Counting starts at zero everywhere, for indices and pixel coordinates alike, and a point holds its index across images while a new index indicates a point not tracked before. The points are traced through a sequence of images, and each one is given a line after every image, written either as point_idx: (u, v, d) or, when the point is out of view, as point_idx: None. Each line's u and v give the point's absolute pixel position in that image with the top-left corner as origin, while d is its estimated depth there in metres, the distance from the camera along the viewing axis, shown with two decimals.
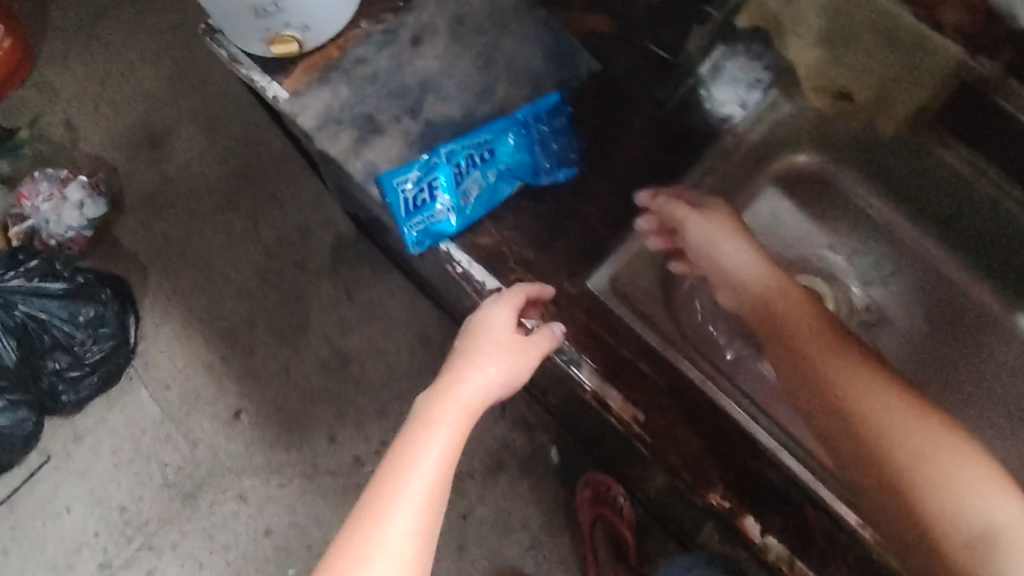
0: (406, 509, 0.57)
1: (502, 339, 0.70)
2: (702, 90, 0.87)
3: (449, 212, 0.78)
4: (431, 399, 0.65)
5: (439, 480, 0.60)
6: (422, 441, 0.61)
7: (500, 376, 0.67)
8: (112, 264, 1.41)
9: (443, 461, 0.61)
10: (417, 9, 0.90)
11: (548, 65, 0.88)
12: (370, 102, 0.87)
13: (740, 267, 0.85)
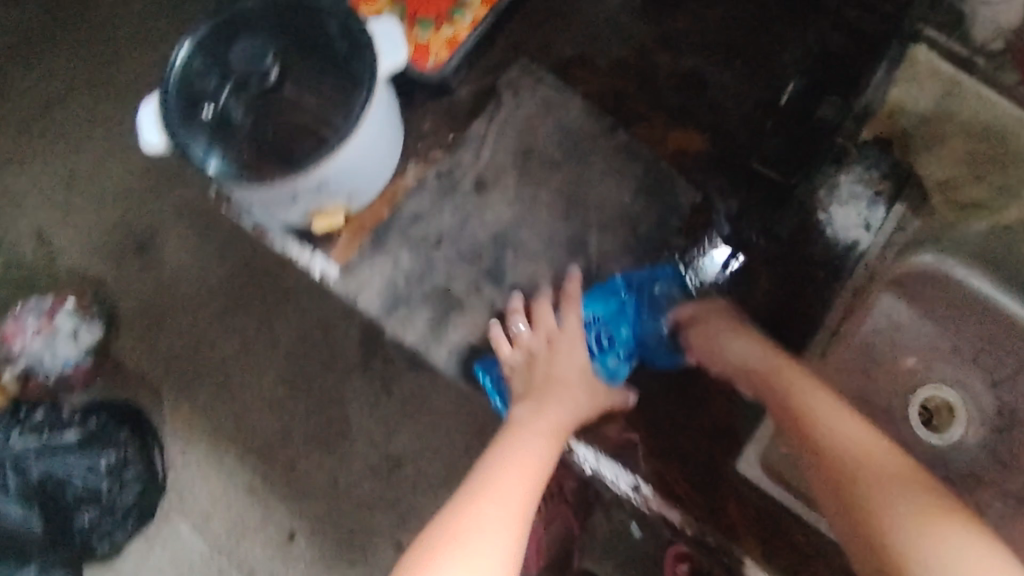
0: (506, 502, 0.52)
1: (579, 373, 0.67)
2: (821, 213, 0.72)
3: None
4: (516, 421, 0.61)
5: (536, 485, 0.54)
6: (506, 466, 0.55)
7: (571, 413, 0.63)
8: (116, 390, 1.02)
9: (527, 482, 0.54)
10: (472, 147, 0.78)
11: (640, 199, 0.76)
12: (441, 270, 0.75)
13: (733, 355, 0.64)
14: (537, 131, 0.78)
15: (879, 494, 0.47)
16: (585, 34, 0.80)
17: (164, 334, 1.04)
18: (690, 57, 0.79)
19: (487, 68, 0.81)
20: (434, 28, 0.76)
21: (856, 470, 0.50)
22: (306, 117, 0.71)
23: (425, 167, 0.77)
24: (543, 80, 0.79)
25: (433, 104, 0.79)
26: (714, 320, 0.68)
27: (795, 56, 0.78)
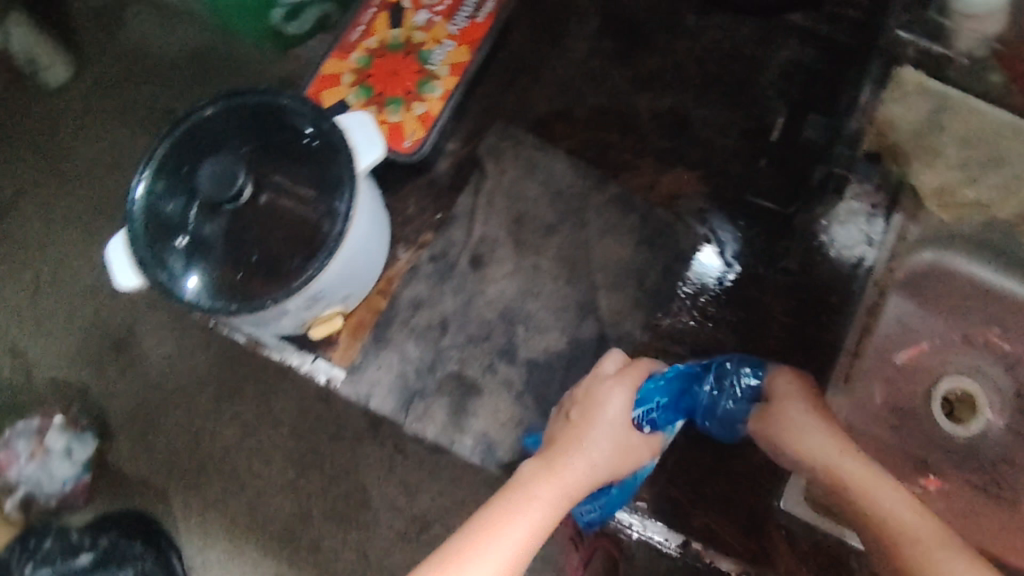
0: (490, 558, 0.50)
1: (613, 431, 0.62)
2: (823, 235, 0.74)
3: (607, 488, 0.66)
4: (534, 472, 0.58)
5: (529, 541, 0.52)
6: (512, 513, 0.53)
7: (599, 464, 0.60)
8: (117, 506, 0.81)
9: (530, 533, 0.53)
10: (464, 224, 0.76)
11: (642, 249, 0.74)
12: (452, 355, 0.73)
13: (800, 439, 0.58)
14: (525, 197, 0.76)
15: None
16: (558, 86, 0.79)
17: (165, 440, 0.82)
18: (667, 96, 0.78)
19: (466, 135, 0.78)
20: (404, 107, 0.75)
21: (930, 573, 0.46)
22: (300, 226, 0.68)
23: (417, 250, 0.76)
24: (523, 143, 0.78)
25: (415, 181, 0.77)
26: (780, 394, 0.62)
27: (774, 77, 0.77)
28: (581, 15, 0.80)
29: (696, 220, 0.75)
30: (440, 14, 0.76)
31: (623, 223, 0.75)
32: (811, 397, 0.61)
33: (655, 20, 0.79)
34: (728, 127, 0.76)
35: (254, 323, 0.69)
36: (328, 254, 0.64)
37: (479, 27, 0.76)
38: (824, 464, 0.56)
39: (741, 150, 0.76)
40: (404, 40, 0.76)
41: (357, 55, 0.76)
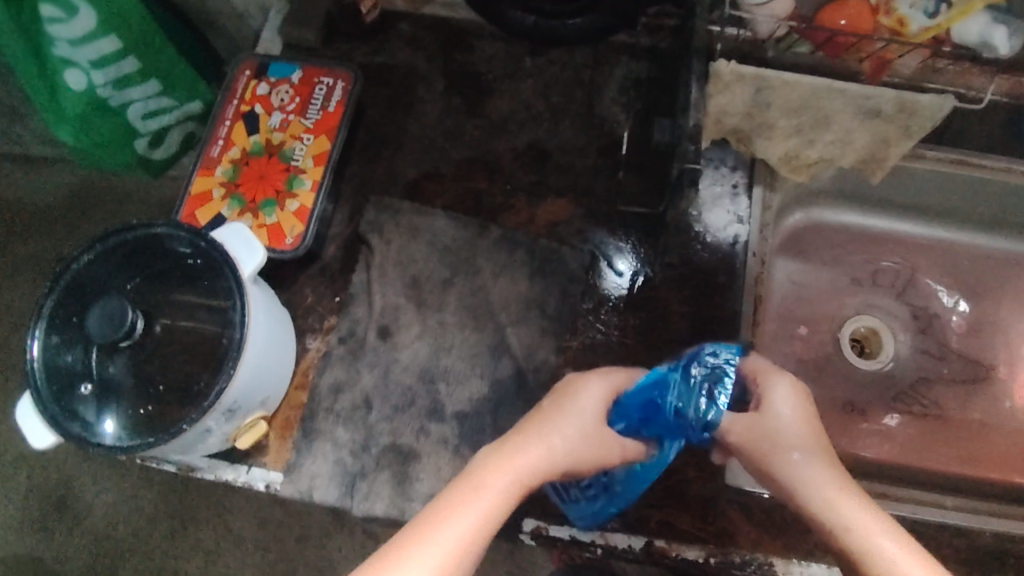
0: (434, 555, 0.45)
1: (587, 417, 0.58)
2: (697, 225, 0.78)
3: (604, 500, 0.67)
4: (489, 458, 0.53)
5: (478, 534, 0.47)
6: (461, 504, 0.49)
7: (562, 451, 0.56)
8: None
9: (478, 527, 0.47)
10: (363, 299, 0.77)
11: (536, 280, 0.77)
12: (383, 429, 0.74)
13: (786, 446, 0.55)
14: (415, 259, 0.78)
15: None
16: (420, 150, 0.82)
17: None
18: (523, 134, 0.82)
19: (345, 217, 0.81)
20: (279, 207, 0.76)
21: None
22: (209, 339, 0.70)
23: (325, 336, 0.77)
24: (401, 210, 0.80)
25: (308, 273, 0.78)
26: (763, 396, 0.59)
27: (614, 94, 0.82)
28: (426, 80, 0.84)
29: (578, 239, 0.79)
30: (292, 112, 0.80)
31: (512, 259, 0.78)
32: (796, 400, 0.58)
33: (493, 68, 0.84)
34: (585, 149, 0.81)
35: (178, 451, 0.70)
36: (234, 364, 0.65)
37: (332, 114, 0.79)
38: (804, 474, 0.53)
39: (601, 167, 0.81)
40: (264, 144, 0.79)
41: (222, 168, 0.78)
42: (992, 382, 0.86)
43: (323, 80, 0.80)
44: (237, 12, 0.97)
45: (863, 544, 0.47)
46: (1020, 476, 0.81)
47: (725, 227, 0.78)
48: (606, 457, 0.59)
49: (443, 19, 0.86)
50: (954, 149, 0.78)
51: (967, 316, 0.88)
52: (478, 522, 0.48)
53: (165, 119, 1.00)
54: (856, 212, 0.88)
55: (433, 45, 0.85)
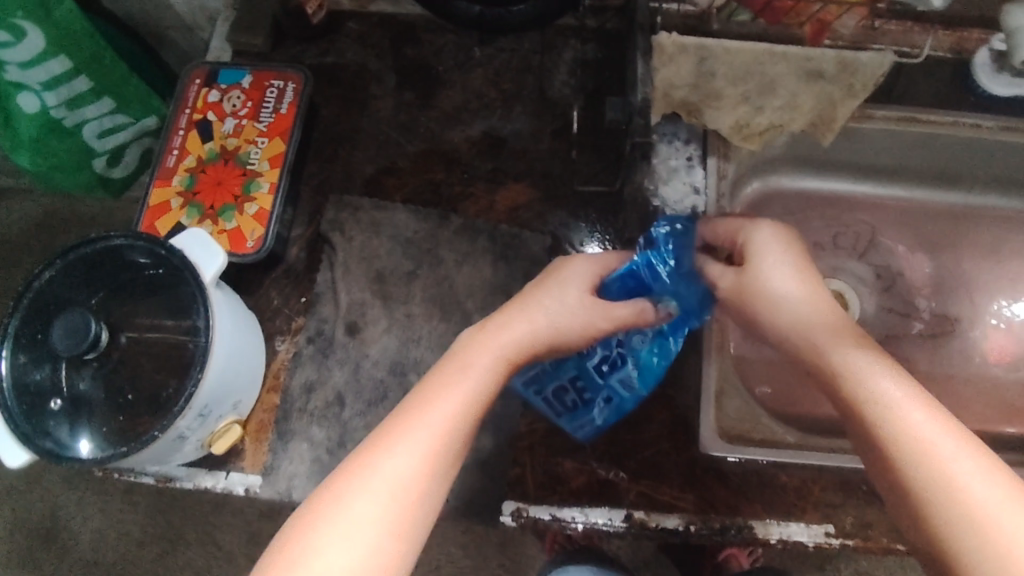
0: (424, 430, 0.53)
1: (576, 291, 0.65)
2: (654, 199, 0.78)
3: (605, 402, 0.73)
4: (473, 342, 0.60)
5: (462, 412, 0.55)
6: (446, 392, 0.56)
7: (551, 325, 0.63)
8: None
9: (460, 409, 0.55)
10: (329, 298, 0.77)
11: (499, 265, 0.78)
12: (357, 424, 0.74)
13: (782, 305, 0.61)
14: (378, 254, 0.78)
15: (905, 462, 0.49)
16: (376, 146, 0.82)
17: None
18: (477, 123, 0.83)
19: (306, 217, 0.81)
20: (238, 212, 0.77)
21: (889, 442, 0.50)
22: (174, 348, 0.70)
23: (293, 338, 0.77)
24: (361, 207, 0.80)
25: (273, 276, 0.79)
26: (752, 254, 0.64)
27: (564, 77, 0.83)
28: (377, 76, 0.85)
29: (539, 222, 0.79)
30: (246, 117, 0.80)
31: (474, 247, 0.78)
32: (786, 254, 0.63)
33: (443, 60, 0.85)
34: (540, 133, 0.82)
35: (153, 462, 0.69)
36: (202, 368, 0.65)
37: (285, 116, 0.79)
38: (808, 328, 0.58)
39: (557, 150, 0.81)
40: (219, 150, 0.79)
41: (179, 177, 0.78)
42: (957, 335, 0.88)
43: (275, 83, 0.81)
44: (185, 24, 0.97)
45: (861, 389, 0.53)
46: (989, 425, 0.83)
47: (682, 199, 0.78)
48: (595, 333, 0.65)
49: (391, 16, 0.87)
50: (898, 106, 0.79)
51: (928, 272, 0.90)
52: (459, 406, 0.55)
53: (120, 136, 1.00)
54: (811, 178, 0.89)
55: (382, 42, 0.86)
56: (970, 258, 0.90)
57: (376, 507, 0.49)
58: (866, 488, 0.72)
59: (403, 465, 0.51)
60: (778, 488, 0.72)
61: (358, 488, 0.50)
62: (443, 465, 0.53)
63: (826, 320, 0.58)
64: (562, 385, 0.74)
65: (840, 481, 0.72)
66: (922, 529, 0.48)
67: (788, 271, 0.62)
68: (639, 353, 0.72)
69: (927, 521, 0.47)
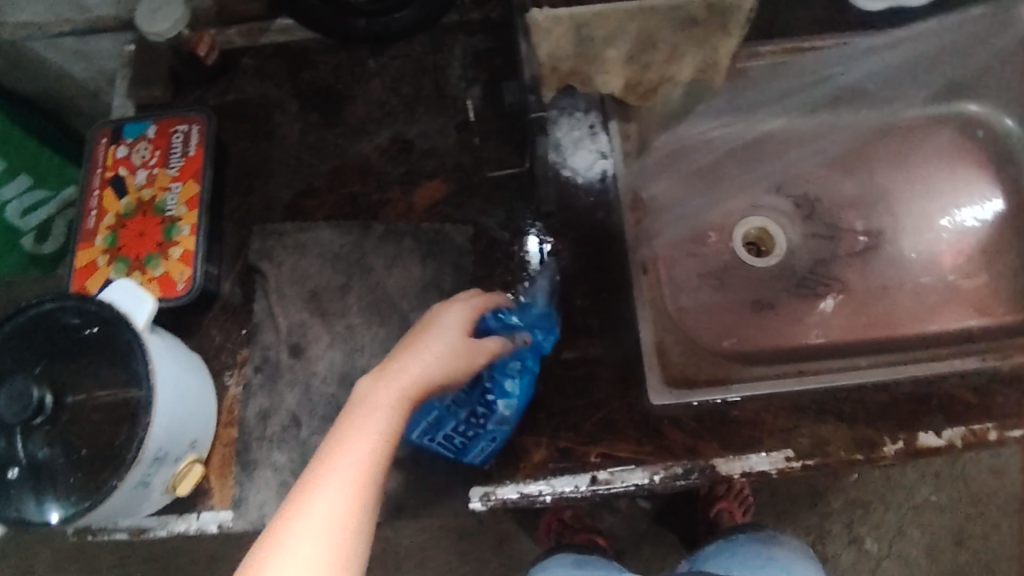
0: (343, 480, 0.52)
1: (459, 336, 0.65)
2: (564, 170, 0.82)
3: (492, 439, 0.70)
4: (370, 386, 0.59)
5: (376, 457, 0.54)
6: (355, 433, 0.55)
7: (433, 356, 0.62)
8: None
9: (375, 451, 0.54)
10: (268, 324, 0.78)
11: (427, 261, 0.79)
12: (317, 441, 0.75)
13: None
14: (309, 274, 0.79)
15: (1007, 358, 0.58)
16: (290, 170, 0.83)
17: None
18: (383, 131, 0.84)
19: (233, 253, 0.81)
20: (163, 258, 0.77)
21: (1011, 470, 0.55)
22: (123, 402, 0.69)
23: (241, 370, 0.77)
24: (285, 231, 0.81)
25: (211, 314, 0.79)
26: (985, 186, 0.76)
27: (460, 72, 0.86)
28: (280, 104, 0.86)
29: (459, 214, 0.81)
30: (156, 166, 0.81)
31: (401, 250, 0.80)
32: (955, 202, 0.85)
33: (339, 78, 0.87)
34: (444, 129, 0.84)
35: (121, 514, 0.70)
36: (148, 414, 0.66)
37: (194, 158, 0.80)
38: None
39: (465, 143, 0.84)
40: (136, 203, 0.80)
41: (101, 236, 0.79)
42: (887, 247, 0.90)
43: (179, 128, 0.82)
44: (92, 89, 1.00)
45: None
46: (931, 324, 0.85)
47: (590, 160, 0.82)
48: (475, 364, 0.65)
49: (284, 45, 0.89)
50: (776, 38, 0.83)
51: (841, 194, 0.92)
52: (373, 449, 0.54)
53: (44, 212, 1.03)
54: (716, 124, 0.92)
55: (280, 71, 0.88)
56: (886, 169, 0.92)
57: (314, 555, 0.48)
58: (817, 406, 0.74)
59: (328, 519, 0.50)
60: (733, 423, 0.74)
61: (291, 537, 0.49)
62: (369, 511, 0.52)
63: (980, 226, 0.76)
64: (446, 434, 0.70)
65: (789, 405, 0.74)
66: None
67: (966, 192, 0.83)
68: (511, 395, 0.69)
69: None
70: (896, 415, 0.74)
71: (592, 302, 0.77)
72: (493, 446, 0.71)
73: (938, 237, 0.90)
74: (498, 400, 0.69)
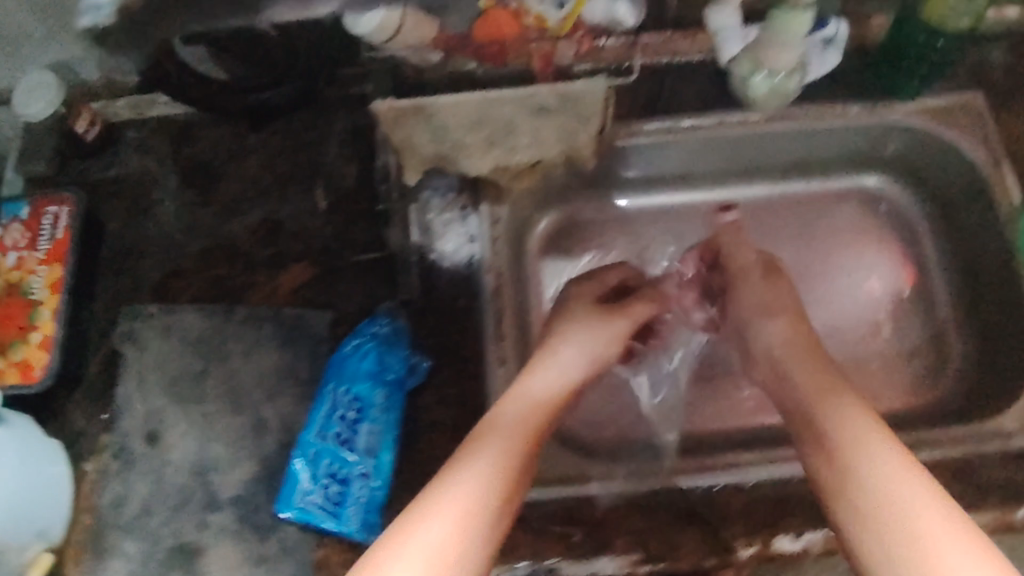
0: (459, 490, 0.57)
1: (595, 323, 0.77)
2: (431, 252, 0.78)
3: (362, 479, 0.72)
4: (501, 406, 0.66)
5: (509, 471, 0.60)
6: (483, 450, 0.61)
7: (567, 373, 0.72)
8: None
9: (498, 469, 0.60)
10: (127, 410, 0.78)
11: (286, 350, 0.79)
12: (166, 532, 0.75)
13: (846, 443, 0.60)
14: (171, 359, 0.79)
15: (837, 401, 0.64)
16: (161, 249, 0.83)
17: None
18: (255, 211, 0.83)
19: (99, 335, 0.81)
20: (23, 342, 0.77)
21: (850, 458, 0.58)
22: None
23: (98, 456, 0.77)
24: (151, 314, 0.81)
25: (74, 397, 0.79)
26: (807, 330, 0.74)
27: (335, 149, 0.84)
28: (157, 181, 0.85)
29: (323, 299, 0.80)
30: (25, 248, 0.81)
31: (262, 338, 0.80)
32: (760, 300, 0.79)
33: (216, 155, 0.85)
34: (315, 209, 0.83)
35: None
36: None
37: (61, 240, 0.80)
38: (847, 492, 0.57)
39: (335, 224, 0.82)
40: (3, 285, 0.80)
41: None
42: None
43: (49, 209, 0.81)
44: None
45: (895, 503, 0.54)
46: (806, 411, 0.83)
47: (461, 244, 0.79)
48: (603, 367, 0.76)
49: (165, 118, 0.87)
50: (659, 116, 0.80)
51: None
52: (494, 469, 0.59)
53: None
54: (605, 199, 0.89)
55: (161, 144, 0.86)
56: (786, 243, 0.89)
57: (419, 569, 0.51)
58: (676, 505, 0.72)
59: (445, 534, 0.54)
60: (585, 525, 0.71)
61: (404, 554, 0.52)
62: (486, 523, 0.56)
63: (788, 342, 0.74)
64: (325, 483, 0.73)
65: (645, 504, 0.72)
66: (835, 463, 0.58)
67: (759, 294, 0.79)
68: (375, 422, 0.74)
69: (835, 453, 0.59)
70: (759, 518, 0.71)
71: (447, 396, 0.75)
72: (369, 491, 0.72)
73: (827, 320, 0.87)
74: (362, 427, 0.74)
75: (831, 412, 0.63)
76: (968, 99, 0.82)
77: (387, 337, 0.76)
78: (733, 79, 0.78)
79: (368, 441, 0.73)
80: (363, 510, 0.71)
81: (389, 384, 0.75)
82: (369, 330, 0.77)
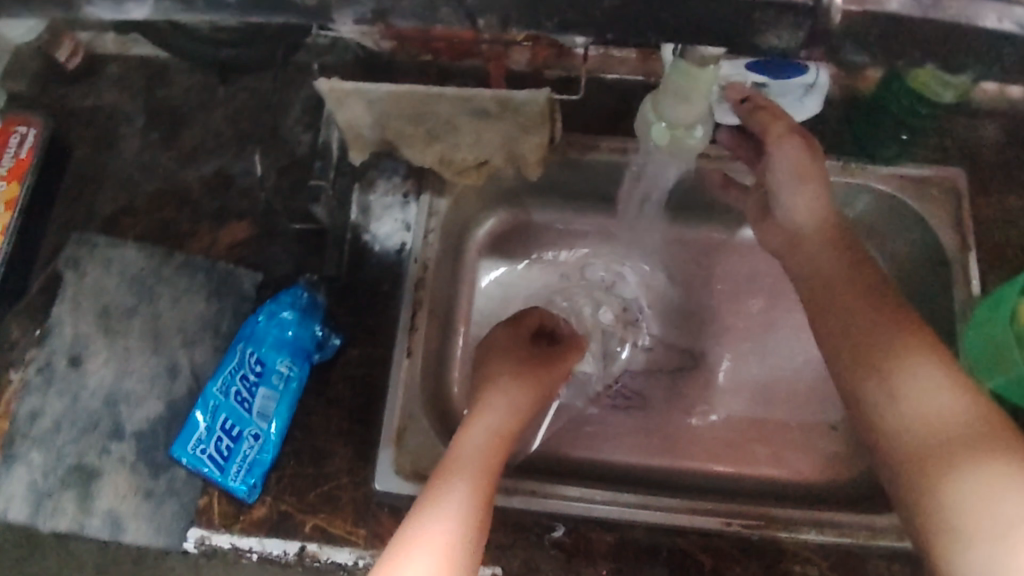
0: (441, 511, 0.58)
1: (535, 358, 0.76)
2: (366, 234, 0.82)
3: (256, 440, 0.76)
4: (463, 430, 0.67)
5: (483, 486, 0.61)
6: (458, 467, 0.62)
7: (513, 397, 0.72)
8: None
9: (475, 485, 0.61)
10: (58, 329, 0.81)
11: (213, 301, 0.82)
12: (69, 451, 0.77)
13: (906, 385, 0.55)
14: (106, 290, 0.83)
15: (917, 379, 0.54)
16: (120, 185, 0.86)
17: None
18: (211, 162, 0.87)
19: (46, 257, 0.84)
20: None
21: (960, 438, 0.51)
22: None
23: (26, 368, 0.80)
24: (97, 244, 0.84)
25: (14, 310, 0.82)
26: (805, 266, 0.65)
27: (297, 115, 0.86)
28: (128, 118, 0.88)
29: (258, 260, 0.83)
30: None
31: (194, 285, 0.83)
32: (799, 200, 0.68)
33: (186, 103, 0.88)
34: (266, 170, 0.85)
35: None
36: None
37: (24, 161, 0.82)
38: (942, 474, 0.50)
39: (282, 187, 0.84)
40: None
41: None
42: (697, 371, 0.86)
43: (19, 130, 0.83)
44: None
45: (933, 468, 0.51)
46: (712, 456, 0.83)
47: (394, 231, 0.83)
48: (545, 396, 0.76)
49: (149, 60, 0.90)
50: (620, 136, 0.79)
51: (673, 305, 0.89)
52: (472, 486, 0.60)
53: None
54: (552, 209, 0.89)
55: (140, 87, 0.89)
56: (732, 289, 0.89)
57: None
58: (545, 531, 0.76)
59: (435, 555, 0.54)
60: None
61: None
62: (473, 540, 0.57)
63: (817, 252, 0.65)
64: (217, 436, 0.76)
65: (514, 523, 0.76)
66: (920, 460, 0.52)
67: (792, 157, 0.67)
68: (276, 389, 0.77)
69: (922, 446, 0.52)
70: (625, 557, 0.76)
71: (350, 375, 0.79)
72: (260, 453, 0.76)
73: (751, 370, 0.86)
74: (261, 390, 0.77)
75: (916, 381, 0.54)
76: (948, 173, 0.79)
77: (305, 310, 0.78)
78: (642, 116, 0.68)
79: (267, 405, 0.77)
80: (248, 469, 0.75)
81: (295, 356, 0.78)
82: (289, 298, 0.79)
